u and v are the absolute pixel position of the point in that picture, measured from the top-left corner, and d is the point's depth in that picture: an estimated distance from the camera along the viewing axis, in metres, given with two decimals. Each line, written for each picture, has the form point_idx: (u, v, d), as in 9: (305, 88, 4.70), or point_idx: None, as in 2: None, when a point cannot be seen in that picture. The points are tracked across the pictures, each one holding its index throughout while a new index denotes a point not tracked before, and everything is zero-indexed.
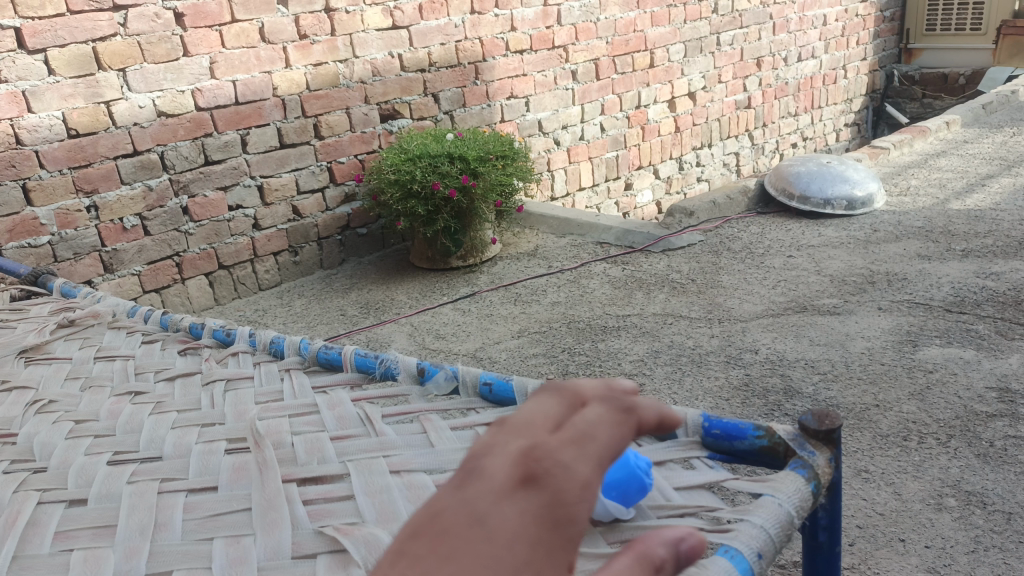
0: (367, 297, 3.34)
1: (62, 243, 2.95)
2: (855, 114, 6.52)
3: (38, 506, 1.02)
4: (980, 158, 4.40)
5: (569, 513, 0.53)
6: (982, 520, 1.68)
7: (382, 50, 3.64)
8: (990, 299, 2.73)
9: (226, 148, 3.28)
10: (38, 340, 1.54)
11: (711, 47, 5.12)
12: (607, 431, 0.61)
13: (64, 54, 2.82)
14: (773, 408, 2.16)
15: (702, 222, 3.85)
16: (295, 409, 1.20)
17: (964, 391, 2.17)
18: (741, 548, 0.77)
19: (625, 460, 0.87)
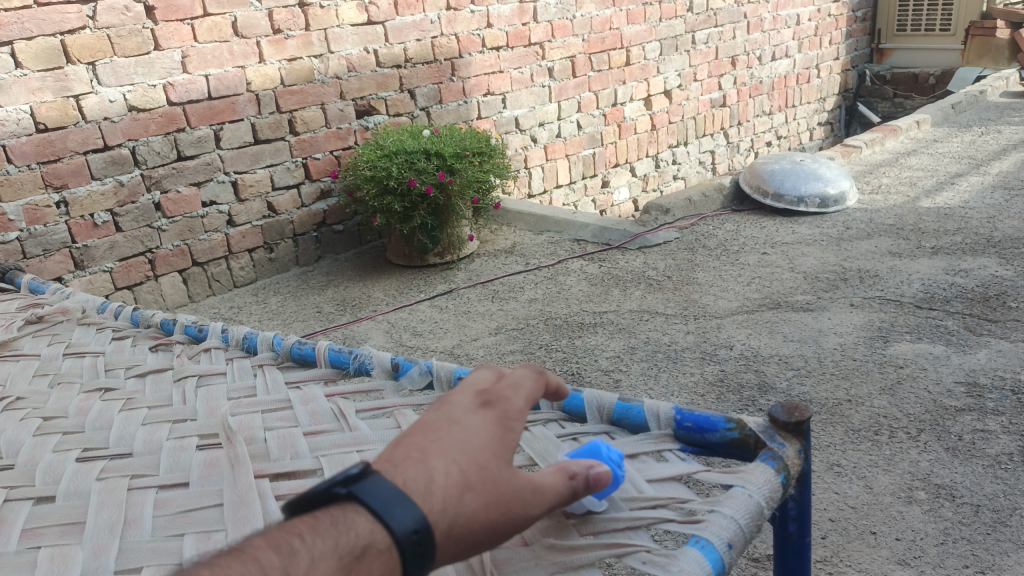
0: (343, 295, 3.32)
1: (30, 239, 2.90)
2: (828, 113, 6.60)
3: (4, 504, 1.00)
4: (949, 157, 4.47)
5: (512, 426, 0.77)
6: (952, 513, 1.71)
7: (357, 46, 3.62)
8: (958, 296, 2.77)
9: (199, 144, 3.24)
10: (5, 337, 1.51)
11: (686, 45, 5.16)
12: (530, 384, 0.84)
13: (31, 47, 2.77)
14: (748, 403, 2.18)
15: (678, 219, 3.88)
16: (268, 405, 1.19)
17: (933, 386, 2.20)
18: (711, 538, 0.78)
19: (596, 451, 0.89)
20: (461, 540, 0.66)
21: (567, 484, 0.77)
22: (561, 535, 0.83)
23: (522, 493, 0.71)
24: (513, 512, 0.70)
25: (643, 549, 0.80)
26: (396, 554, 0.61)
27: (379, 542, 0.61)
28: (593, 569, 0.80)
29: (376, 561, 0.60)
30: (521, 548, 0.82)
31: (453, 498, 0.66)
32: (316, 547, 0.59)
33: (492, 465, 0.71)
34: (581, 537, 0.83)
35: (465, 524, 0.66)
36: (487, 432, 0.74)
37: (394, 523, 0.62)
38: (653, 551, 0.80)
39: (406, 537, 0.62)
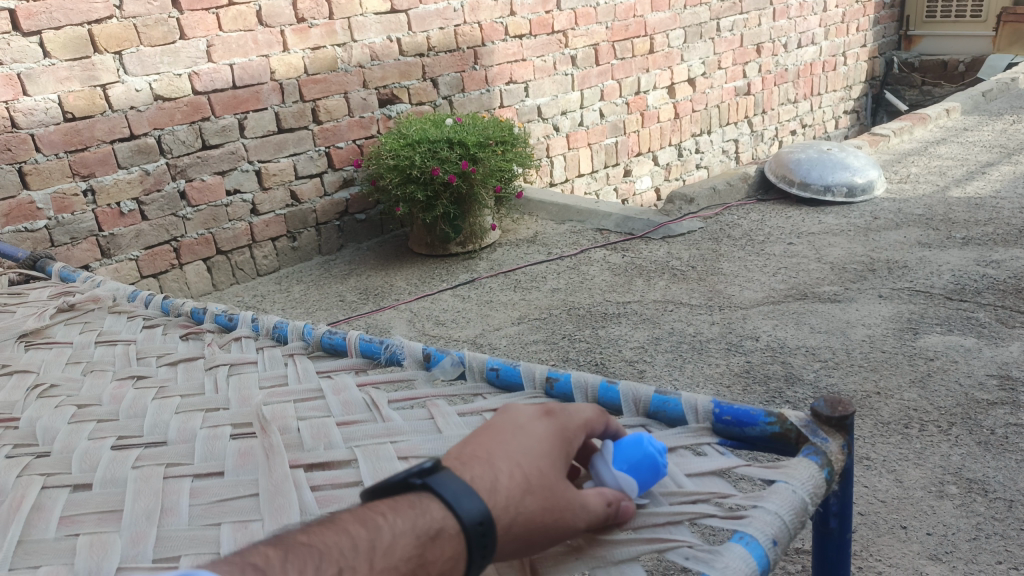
0: (366, 284, 3.33)
1: (58, 227, 2.93)
2: (854, 101, 6.50)
3: (41, 491, 1.01)
4: (979, 146, 4.39)
5: (571, 438, 0.81)
6: (984, 508, 1.68)
7: (381, 34, 3.61)
8: (990, 287, 2.73)
9: (224, 133, 3.25)
10: (37, 324, 1.53)
11: (711, 33, 5.10)
12: (590, 406, 0.87)
13: (59, 36, 2.78)
14: (774, 395, 2.16)
15: (702, 209, 3.84)
16: (300, 394, 1.19)
17: (964, 379, 2.17)
18: (756, 534, 0.77)
19: (639, 440, 0.85)
20: (517, 538, 0.71)
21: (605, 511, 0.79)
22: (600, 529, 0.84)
23: (573, 505, 0.76)
24: (564, 521, 0.75)
25: (685, 544, 0.80)
26: (464, 542, 0.67)
27: (451, 530, 0.68)
28: (634, 563, 0.80)
29: (447, 544, 0.67)
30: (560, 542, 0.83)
31: (515, 498, 0.72)
32: (399, 525, 0.66)
33: (550, 474, 0.76)
34: (620, 531, 0.83)
35: (522, 523, 0.72)
36: (548, 440, 0.79)
37: (465, 514, 0.68)
38: (695, 546, 0.79)
39: (474, 528, 0.68)
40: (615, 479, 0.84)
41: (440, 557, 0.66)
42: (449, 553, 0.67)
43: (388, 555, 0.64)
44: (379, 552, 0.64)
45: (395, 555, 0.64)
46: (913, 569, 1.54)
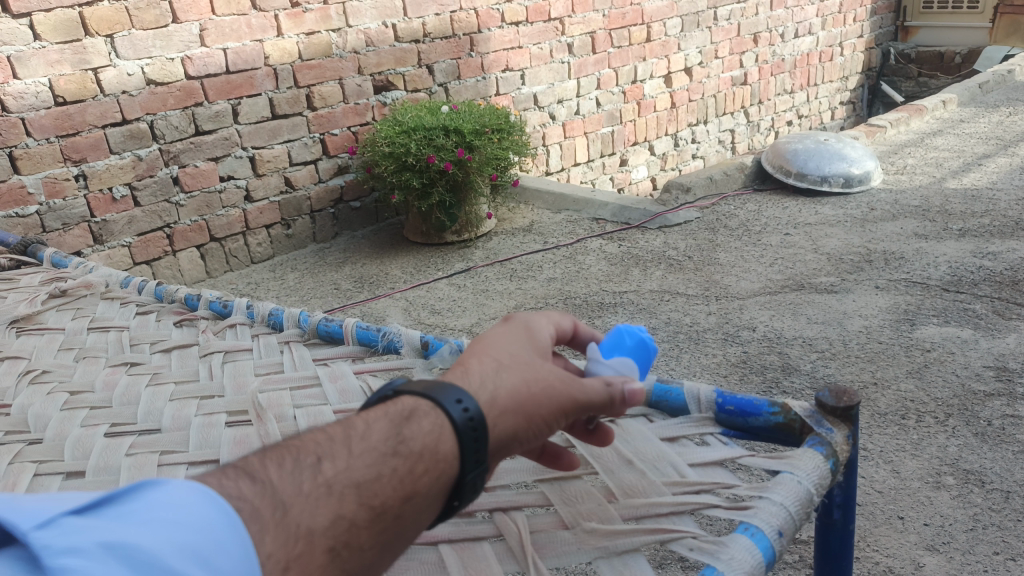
0: (361, 272, 3.30)
1: (50, 213, 2.90)
2: (850, 92, 6.48)
3: (33, 479, 1.00)
4: (976, 138, 4.38)
5: (536, 328, 0.79)
6: (981, 499, 1.68)
7: (376, 20, 3.57)
8: (986, 279, 2.72)
9: (217, 118, 3.22)
10: (29, 310, 1.50)
11: (708, 22, 5.06)
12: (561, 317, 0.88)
13: (49, 19, 2.74)
14: (771, 385, 2.15)
15: (699, 199, 3.83)
16: (297, 381, 1.17)
17: (961, 370, 2.17)
18: (761, 525, 0.76)
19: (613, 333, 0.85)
20: (508, 412, 0.68)
21: (606, 391, 0.72)
22: (602, 519, 0.83)
23: (561, 377, 0.71)
24: (556, 392, 0.71)
25: (688, 535, 0.79)
26: (445, 416, 0.64)
27: (429, 410, 0.65)
28: (636, 554, 0.79)
29: (424, 420, 0.64)
30: (562, 532, 0.83)
31: (489, 376, 0.69)
32: (371, 416, 0.64)
33: (524, 355, 0.73)
34: (622, 522, 0.83)
35: (505, 397, 0.68)
36: (520, 333, 0.77)
37: (438, 393, 0.66)
38: (699, 537, 0.78)
39: (451, 402, 0.65)
40: (612, 367, 0.81)
41: (419, 432, 0.63)
42: (430, 428, 0.64)
43: (364, 440, 0.62)
44: (353, 438, 0.62)
45: (370, 437, 0.62)
46: (910, 560, 1.53)
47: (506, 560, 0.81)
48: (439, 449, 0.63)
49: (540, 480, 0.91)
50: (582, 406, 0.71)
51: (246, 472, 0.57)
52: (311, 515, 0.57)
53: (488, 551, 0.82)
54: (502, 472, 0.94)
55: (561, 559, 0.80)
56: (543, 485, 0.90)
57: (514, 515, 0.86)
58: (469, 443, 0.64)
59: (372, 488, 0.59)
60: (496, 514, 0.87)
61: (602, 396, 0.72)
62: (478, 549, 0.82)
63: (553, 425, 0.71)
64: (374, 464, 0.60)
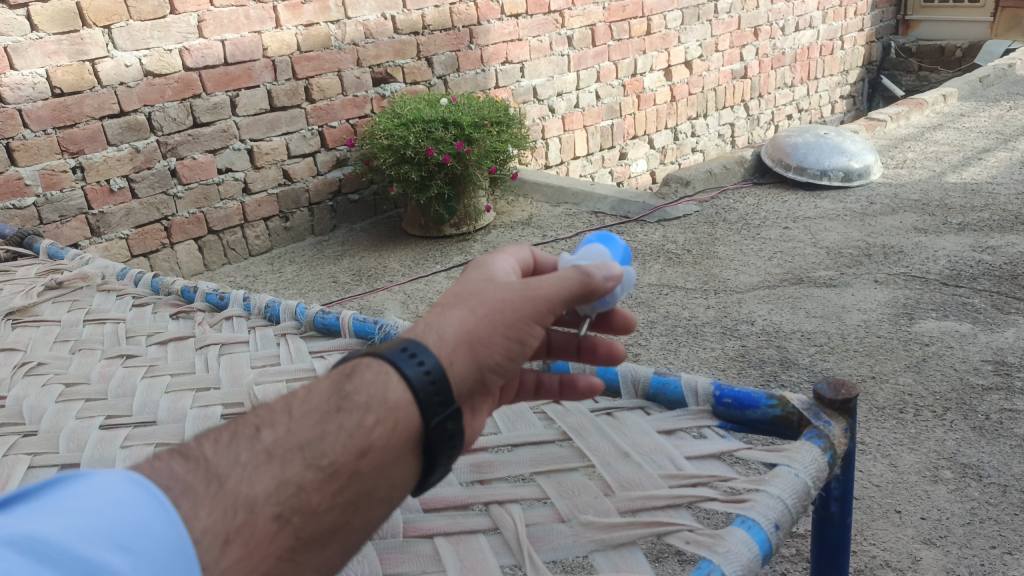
0: (359, 264, 3.30)
1: (47, 205, 2.89)
2: (850, 86, 6.47)
3: (29, 471, 0.99)
4: (976, 132, 4.37)
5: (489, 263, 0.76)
6: (978, 493, 1.68)
7: (375, 11, 3.56)
8: (985, 273, 2.72)
9: (215, 110, 3.21)
10: (25, 302, 1.50)
11: (708, 15, 5.05)
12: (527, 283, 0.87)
13: (47, 9, 2.73)
14: (769, 378, 2.15)
15: (698, 192, 3.82)
16: (293, 373, 1.17)
17: (960, 364, 2.16)
18: (759, 519, 0.76)
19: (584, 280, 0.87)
20: (461, 344, 0.66)
21: (577, 278, 0.69)
22: (598, 512, 0.83)
23: (516, 288, 0.68)
24: (513, 304, 0.67)
25: (685, 528, 0.79)
26: (390, 366, 0.63)
27: (375, 363, 0.64)
28: (633, 547, 0.79)
29: (367, 373, 0.63)
30: (558, 524, 0.83)
31: (435, 320, 0.68)
32: (318, 380, 0.64)
33: (474, 284, 0.71)
34: (618, 515, 0.82)
35: (454, 331, 0.66)
36: (473, 268, 0.74)
37: (383, 348, 0.65)
38: (696, 531, 0.78)
39: (393, 352, 0.64)
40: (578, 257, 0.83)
41: (361, 384, 0.62)
42: (375, 378, 0.63)
43: (308, 403, 0.61)
44: (296, 404, 0.61)
45: (313, 399, 0.62)
46: (907, 554, 1.53)
47: (501, 553, 0.80)
48: (388, 397, 0.62)
49: (537, 472, 0.91)
50: (548, 305, 0.68)
51: (180, 453, 0.57)
52: (250, 484, 0.56)
53: (483, 544, 0.82)
54: (499, 464, 0.93)
55: (557, 552, 0.79)
56: (540, 477, 0.90)
57: (510, 508, 0.86)
58: (422, 385, 0.63)
59: (317, 446, 0.59)
60: (492, 507, 0.86)
61: (570, 283, 0.69)
62: (473, 541, 0.82)
63: (525, 339, 0.68)
64: (319, 423, 0.60)
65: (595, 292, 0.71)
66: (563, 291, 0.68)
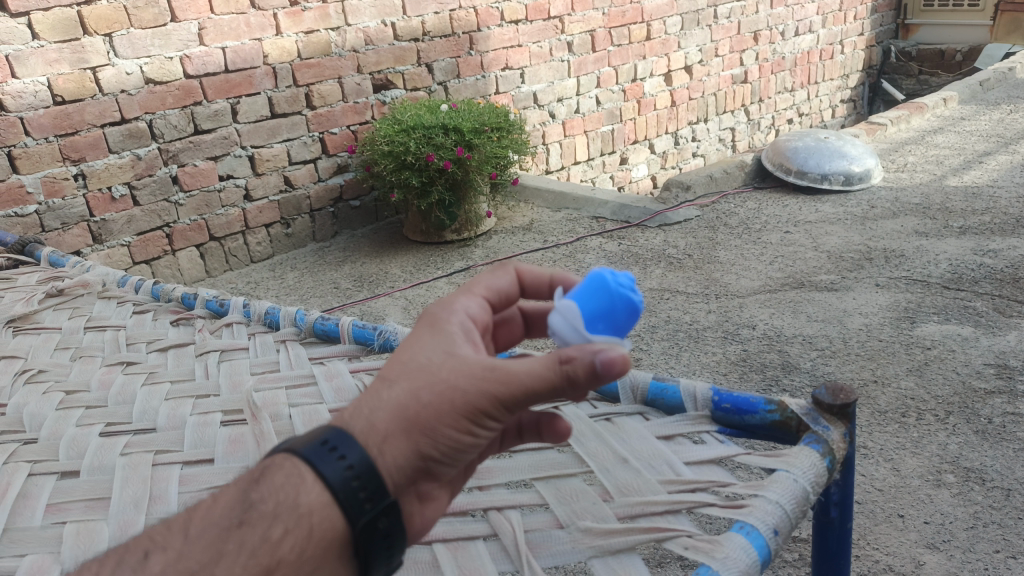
0: (360, 271, 3.30)
1: (49, 212, 2.90)
2: (851, 90, 6.47)
3: (28, 479, 0.99)
4: (977, 135, 4.37)
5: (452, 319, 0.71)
6: (981, 497, 1.68)
7: (375, 18, 3.57)
8: (987, 276, 2.71)
9: (216, 117, 3.21)
10: (26, 310, 1.50)
11: (708, 20, 5.05)
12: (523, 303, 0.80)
13: (48, 18, 2.74)
14: (771, 383, 2.15)
15: (699, 197, 3.82)
16: (292, 380, 1.17)
17: (962, 368, 2.16)
18: (758, 524, 0.76)
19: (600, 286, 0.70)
20: (394, 435, 0.63)
21: (555, 369, 0.60)
22: (596, 518, 0.83)
23: (468, 372, 0.63)
24: (458, 393, 0.63)
25: (684, 534, 0.79)
26: (307, 466, 0.63)
27: (297, 462, 0.64)
28: (631, 553, 0.79)
29: (277, 476, 0.63)
30: (557, 530, 0.82)
31: (374, 403, 0.65)
32: (234, 484, 0.66)
33: (429, 357, 0.66)
34: (616, 521, 0.82)
35: (388, 420, 0.64)
36: (433, 329, 0.70)
37: (305, 442, 0.65)
38: (695, 536, 0.78)
39: (313, 449, 0.63)
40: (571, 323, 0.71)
41: (266, 492, 0.62)
42: (284, 482, 0.63)
43: (216, 516, 0.63)
44: (201, 519, 0.64)
45: (221, 510, 0.63)
46: (910, 558, 1.53)
47: (500, 559, 0.80)
48: (300, 501, 0.62)
49: (535, 478, 0.91)
50: (504, 397, 0.62)
51: None
52: None
53: (482, 550, 0.82)
54: (498, 471, 0.93)
55: (556, 558, 0.79)
56: (538, 483, 0.90)
57: (509, 514, 0.86)
58: (343, 486, 0.62)
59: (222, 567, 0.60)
60: (490, 513, 0.86)
61: (545, 375, 0.61)
62: (472, 548, 0.82)
63: (471, 429, 0.64)
64: (223, 538, 0.62)
65: (585, 386, 0.61)
66: (529, 384, 0.61)
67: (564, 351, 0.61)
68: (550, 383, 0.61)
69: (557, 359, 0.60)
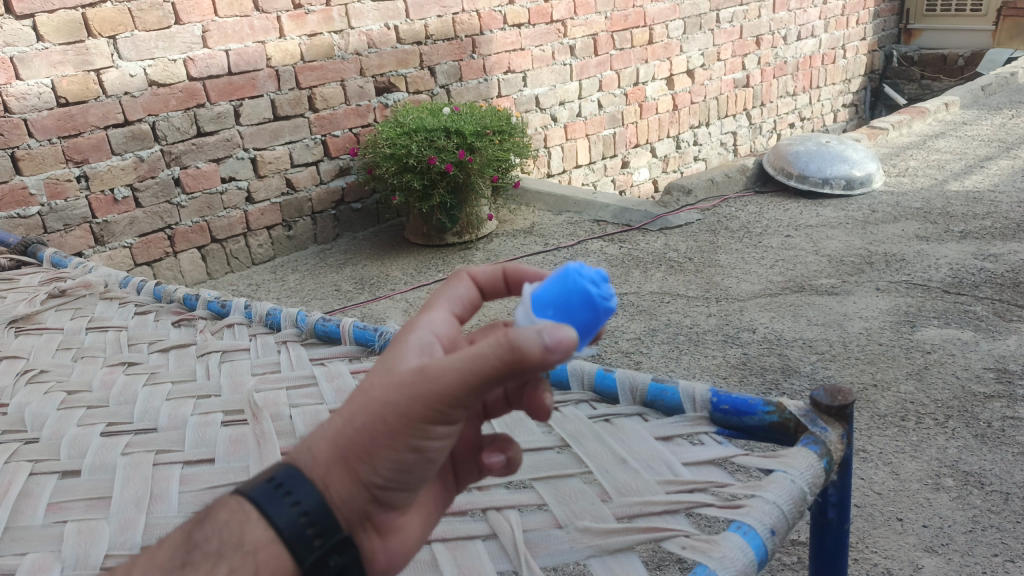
0: (361, 273, 3.31)
1: (51, 214, 2.91)
2: (853, 94, 6.48)
3: (30, 478, 1.00)
4: (978, 140, 4.38)
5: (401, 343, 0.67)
6: (980, 500, 1.68)
7: (378, 21, 3.58)
8: (988, 281, 2.72)
9: (219, 119, 3.23)
10: (28, 310, 1.51)
11: (710, 24, 5.06)
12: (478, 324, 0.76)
13: (52, 20, 2.75)
14: (771, 387, 2.15)
15: (700, 201, 3.83)
16: (293, 381, 1.18)
17: (962, 372, 2.16)
18: (755, 524, 0.76)
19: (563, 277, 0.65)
20: (333, 464, 0.61)
21: (492, 351, 0.54)
22: (595, 517, 0.83)
23: (401, 383, 0.59)
24: (393, 406, 0.59)
25: (682, 534, 0.79)
26: (254, 506, 0.60)
27: (242, 500, 0.61)
28: (630, 553, 0.79)
29: (222, 515, 0.61)
30: (556, 530, 0.83)
31: (318, 435, 0.63)
32: (181, 529, 0.63)
33: (370, 378, 0.63)
34: (615, 521, 0.82)
35: (329, 449, 0.61)
36: (383, 352, 0.67)
37: (254, 483, 0.62)
38: (692, 536, 0.78)
39: (260, 488, 0.61)
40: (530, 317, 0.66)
41: (211, 530, 0.60)
42: (230, 521, 0.60)
43: (158, 561, 0.60)
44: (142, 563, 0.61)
45: (162, 554, 0.60)
46: (908, 562, 1.53)
47: (498, 558, 0.81)
48: (244, 539, 0.59)
49: (535, 479, 0.91)
50: (441, 398, 0.57)
51: None
52: None
53: (481, 549, 0.82)
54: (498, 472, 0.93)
55: (554, 558, 0.80)
56: (538, 483, 0.90)
57: (508, 514, 0.86)
58: (293, 525, 0.59)
59: None
60: (490, 513, 0.86)
61: (479, 361, 0.55)
62: (471, 547, 0.82)
63: (412, 445, 0.59)
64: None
65: (530, 365, 0.54)
66: (462, 376, 0.56)
67: (501, 330, 0.55)
68: (484, 366, 0.55)
69: (492, 338, 0.55)
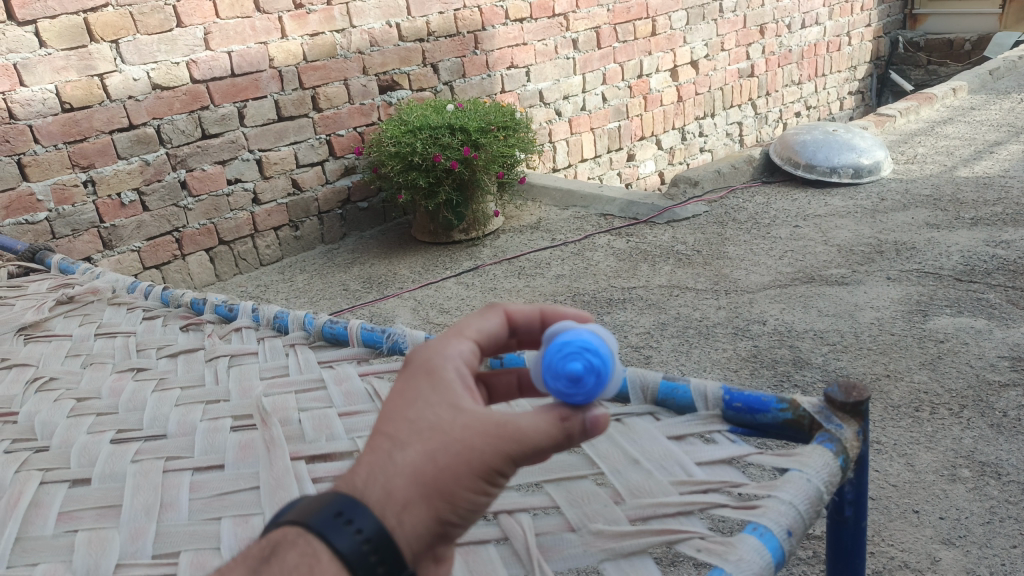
0: (369, 272, 3.30)
1: (59, 219, 2.91)
2: (859, 81, 6.42)
3: (40, 486, 1.00)
4: (987, 125, 4.33)
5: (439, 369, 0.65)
6: (997, 491, 1.66)
7: (380, 19, 3.57)
8: (1000, 268, 2.69)
9: (223, 121, 3.22)
10: (36, 317, 1.51)
11: (714, 14, 5.03)
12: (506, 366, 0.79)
13: (55, 25, 2.75)
14: (782, 379, 2.13)
15: (707, 192, 3.80)
16: (302, 385, 1.17)
17: (975, 361, 2.14)
18: (771, 525, 0.76)
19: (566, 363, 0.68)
20: (415, 501, 0.58)
21: (557, 427, 0.60)
22: (608, 520, 0.82)
23: (482, 429, 0.59)
24: (478, 452, 0.59)
25: (696, 536, 0.78)
26: (319, 541, 0.57)
27: (307, 537, 0.58)
28: (644, 556, 0.78)
29: (287, 554, 0.57)
30: (569, 533, 0.82)
31: (387, 467, 0.59)
32: (244, 563, 0.59)
33: (432, 411, 0.61)
34: (628, 523, 0.81)
35: (406, 486, 0.58)
36: (428, 380, 0.64)
37: (315, 511, 0.59)
38: (707, 538, 0.77)
39: (322, 520, 0.58)
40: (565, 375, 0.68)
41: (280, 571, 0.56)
42: (298, 560, 0.57)
43: None
44: None
45: None
46: (926, 554, 1.51)
47: (511, 563, 0.80)
48: None
49: (546, 481, 0.91)
50: (518, 455, 0.59)
51: None
52: None
53: (493, 554, 0.81)
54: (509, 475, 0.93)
55: (569, 562, 0.79)
56: (549, 485, 0.90)
57: (520, 517, 0.85)
58: (356, 553, 0.56)
59: None
60: (501, 517, 0.86)
61: (549, 433, 0.59)
62: (483, 552, 0.82)
63: (486, 487, 0.60)
64: None
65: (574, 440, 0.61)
66: (538, 443, 0.59)
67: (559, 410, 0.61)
68: (555, 444, 0.60)
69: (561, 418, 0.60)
